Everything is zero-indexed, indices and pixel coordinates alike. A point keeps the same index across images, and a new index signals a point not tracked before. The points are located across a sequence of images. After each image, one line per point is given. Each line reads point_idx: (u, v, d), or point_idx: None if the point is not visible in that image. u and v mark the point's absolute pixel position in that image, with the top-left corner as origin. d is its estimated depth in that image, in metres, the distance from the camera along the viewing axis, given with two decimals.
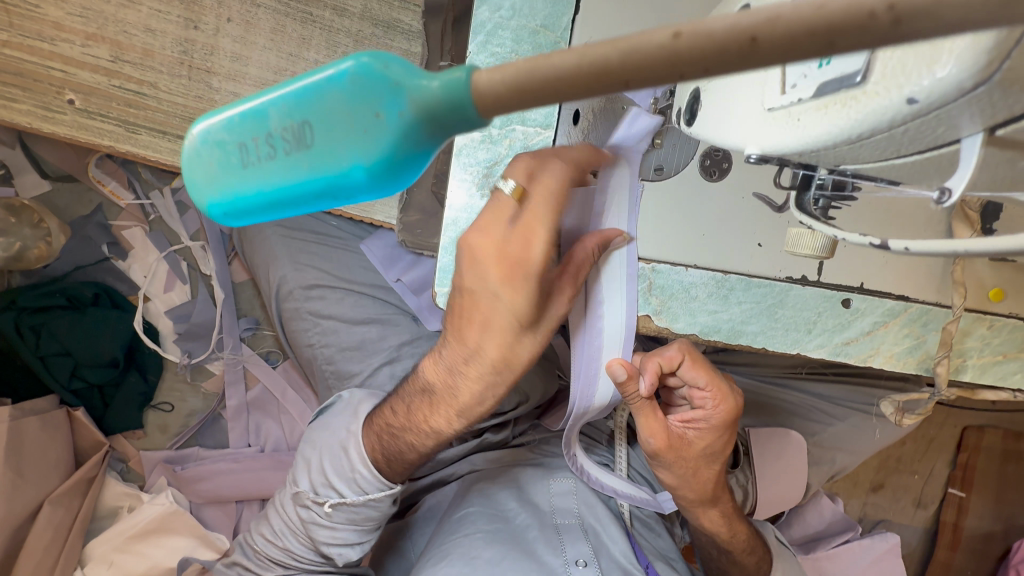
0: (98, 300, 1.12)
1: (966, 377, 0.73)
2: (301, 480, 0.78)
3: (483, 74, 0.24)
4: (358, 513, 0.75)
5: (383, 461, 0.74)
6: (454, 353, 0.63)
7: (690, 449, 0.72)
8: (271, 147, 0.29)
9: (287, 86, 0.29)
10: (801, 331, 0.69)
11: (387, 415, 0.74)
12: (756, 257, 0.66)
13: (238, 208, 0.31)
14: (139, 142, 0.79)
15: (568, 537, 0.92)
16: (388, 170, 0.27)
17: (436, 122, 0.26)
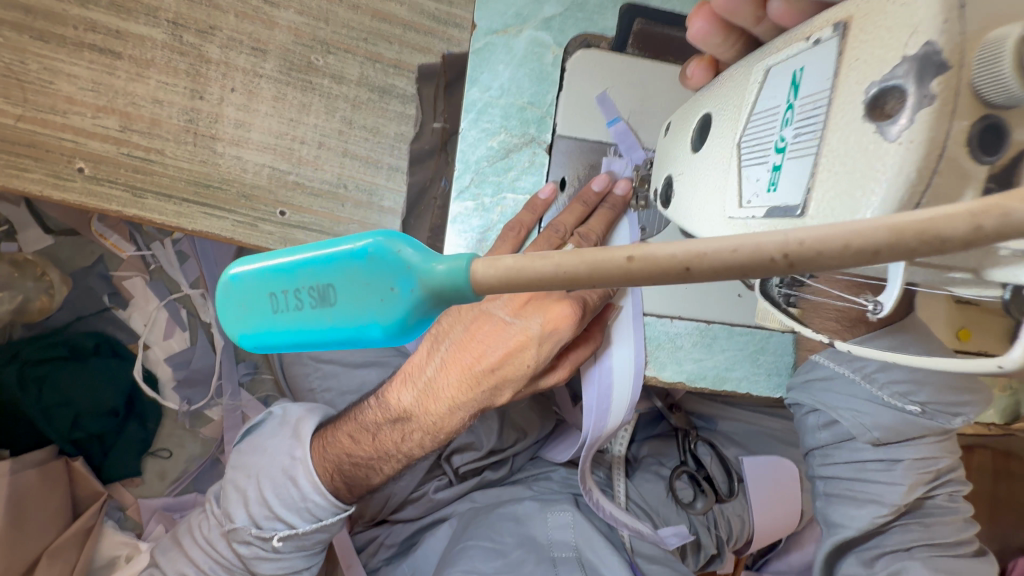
0: (98, 350, 1.14)
1: None
2: (238, 515, 0.77)
3: (479, 266, 0.29)
4: (308, 540, 0.78)
5: (341, 486, 0.76)
6: (457, 349, 0.62)
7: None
8: (297, 301, 0.32)
9: (312, 250, 0.33)
10: (783, 375, 0.72)
11: (347, 444, 0.74)
12: (737, 308, 0.70)
13: (266, 342, 0.34)
14: (145, 206, 0.81)
15: (563, 570, 0.94)
16: (401, 331, 0.32)
17: (441, 300, 0.31)
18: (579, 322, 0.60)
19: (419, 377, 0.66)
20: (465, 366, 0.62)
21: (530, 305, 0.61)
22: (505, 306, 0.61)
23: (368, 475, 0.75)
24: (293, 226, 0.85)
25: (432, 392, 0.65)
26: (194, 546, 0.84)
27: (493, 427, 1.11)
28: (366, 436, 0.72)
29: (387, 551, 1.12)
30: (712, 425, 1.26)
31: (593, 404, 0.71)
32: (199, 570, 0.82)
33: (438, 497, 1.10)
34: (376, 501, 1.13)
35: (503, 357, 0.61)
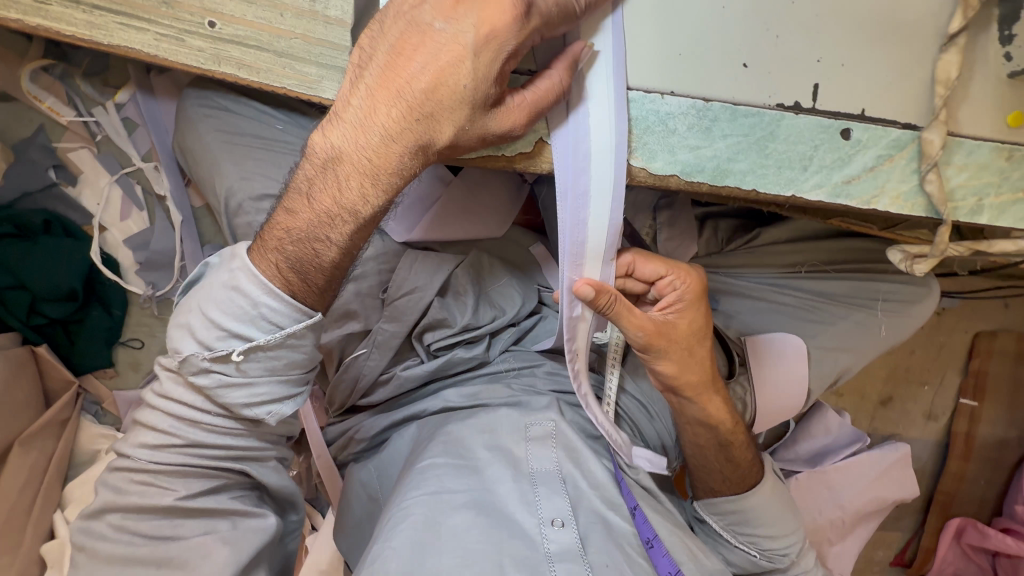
0: (49, 228, 1.06)
1: (983, 220, 0.65)
2: (184, 345, 0.60)
3: None
4: (278, 358, 0.61)
5: (296, 279, 0.59)
6: (385, 68, 0.53)
7: (679, 330, 0.73)
8: None
9: None
10: (796, 169, 0.61)
11: (286, 218, 0.59)
12: (743, 81, 0.58)
13: None
14: (51, 14, 0.70)
15: (544, 490, 0.80)
16: None
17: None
18: (524, 26, 0.50)
19: (346, 113, 0.56)
20: (395, 88, 0.53)
21: (464, 7, 0.51)
22: (434, 10, 0.52)
23: (317, 253, 0.59)
24: (226, 40, 0.74)
25: (362, 126, 0.55)
26: (153, 409, 0.67)
27: (468, 303, 0.97)
28: (302, 199, 0.58)
29: (359, 446, 1.02)
30: (713, 303, 1.11)
31: (569, 183, 0.58)
32: (165, 429, 0.66)
33: (407, 376, 0.98)
34: (343, 387, 1.01)
35: (437, 76, 0.52)
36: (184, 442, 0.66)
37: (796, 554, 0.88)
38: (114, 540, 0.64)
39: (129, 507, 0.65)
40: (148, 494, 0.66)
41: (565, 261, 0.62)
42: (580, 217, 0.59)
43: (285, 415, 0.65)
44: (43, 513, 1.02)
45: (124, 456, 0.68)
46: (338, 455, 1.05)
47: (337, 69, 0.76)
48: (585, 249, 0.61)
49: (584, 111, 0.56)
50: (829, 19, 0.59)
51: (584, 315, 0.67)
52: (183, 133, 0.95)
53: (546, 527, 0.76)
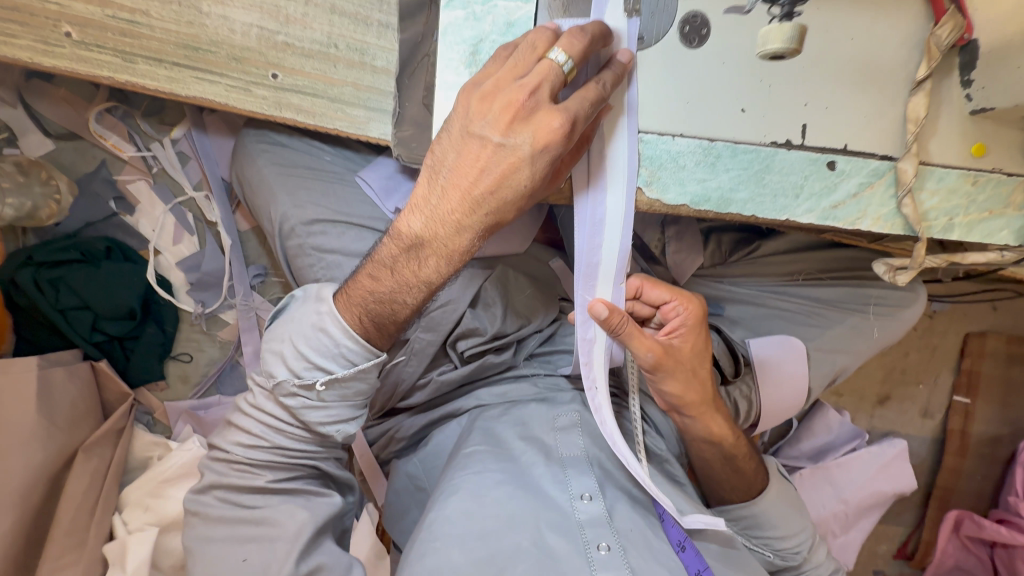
0: (110, 253, 1.16)
1: (955, 236, 0.75)
2: (277, 370, 0.71)
3: None
4: (350, 387, 0.72)
5: (372, 327, 0.69)
6: (454, 170, 0.61)
7: (683, 352, 0.83)
8: None
9: None
10: (790, 196, 0.71)
11: (368, 282, 0.68)
12: (741, 124, 0.68)
13: None
14: (137, 71, 0.81)
15: (573, 470, 0.88)
16: None
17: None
18: (570, 139, 0.58)
19: (426, 202, 0.64)
20: (464, 191, 0.61)
21: (518, 125, 0.58)
22: (492, 126, 0.58)
23: (394, 311, 0.68)
24: (286, 89, 0.84)
25: (437, 218, 0.63)
26: (244, 413, 0.77)
27: (497, 313, 1.07)
28: (385, 269, 0.67)
29: (399, 445, 1.10)
30: (718, 310, 1.20)
31: (587, 213, 0.68)
32: (255, 433, 0.75)
33: (443, 381, 1.07)
34: (384, 391, 1.08)
35: (499, 180, 0.60)
36: (272, 444, 0.75)
37: (807, 551, 0.96)
38: (220, 508, 0.74)
39: (230, 486, 0.74)
40: (243, 476, 0.75)
41: (579, 278, 0.71)
42: (595, 241, 0.69)
43: (349, 432, 0.75)
44: (104, 518, 1.12)
45: (219, 449, 0.77)
46: (379, 454, 1.14)
47: (383, 112, 0.87)
48: (597, 269, 0.70)
49: (603, 186, 0.68)
50: (813, 68, 0.68)
51: (597, 337, 0.74)
52: (241, 166, 1.06)
53: (577, 502, 0.84)
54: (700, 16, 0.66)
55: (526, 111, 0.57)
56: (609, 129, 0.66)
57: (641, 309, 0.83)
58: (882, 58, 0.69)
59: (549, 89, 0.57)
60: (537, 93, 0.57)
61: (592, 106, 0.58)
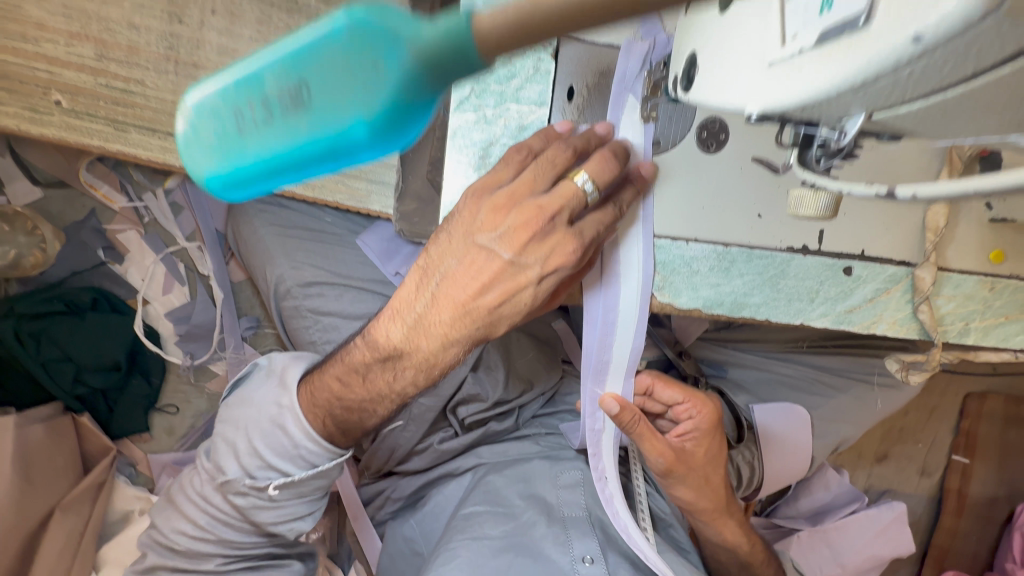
0: (96, 305, 1.12)
1: (969, 340, 0.74)
2: (229, 467, 0.76)
3: (484, 15, 0.23)
4: (305, 486, 0.77)
5: (335, 430, 0.74)
6: (447, 282, 0.60)
7: (696, 457, 0.81)
8: (268, 112, 0.28)
9: (281, 45, 0.28)
10: (804, 301, 0.69)
11: (337, 386, 0.71)
12: (758, 229, 0.66)
13: (238, 177, 0.32)
14: (130, 141, 0.78)
15: (576, 532, 0.86)
16: (392, 124, 0.27)
17: (441, 71, 0.25)
18: (580, 263, 0.59)
19: (410, 313, 0.63)
20: (458, 303, 0.60)
21: (530, 245, 0.57)
22: (503, 243, 0.57)
23: (362, 419, 0.72)
24: None
25: (423, 328, 0.62)
26: (190, 502, 0.81)
27: (500, 377, 1.04)
28: (357, 378, 0.69)
29: (395, 505, 1.08)
30: (721, 372, 1.19)
31: (599, 316, 0.66)
32: (201, 524, 0.79)
33: (444, 449, 1.04)
34: (381, 454, 1.06)
35: (502, 297, 0.60)
36: (218, 537, 0.80)
37: None
38: None
39: (175, 567, 0.80)
40: (192, 558, 0.81)
41: (589, 374, 0.70)
42: (607, 340, 0.67)
43: (302, 529, 0.82)
44: None
45: (162, 532, 0.83)
46: (376, 514, 1.11)
47: (384, 183, 0.85)
48: (608, 365, 0.69)
49: (615, 285, 0.66)
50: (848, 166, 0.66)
51: (605, 428, 0.76)
52: (237, 221, 1.02)
53: (578, 566, 0.83)
54: (718, 121, 0.63)
55: (540, 228, 0.56)
56: (619, 238, 0.64)
57: (653, 406, 0.82)
58: (899, 161, 0.67)
59: (568, 214, 0.56)
60: (557, 218, 0.55)
61: (604, 227, 0.58)
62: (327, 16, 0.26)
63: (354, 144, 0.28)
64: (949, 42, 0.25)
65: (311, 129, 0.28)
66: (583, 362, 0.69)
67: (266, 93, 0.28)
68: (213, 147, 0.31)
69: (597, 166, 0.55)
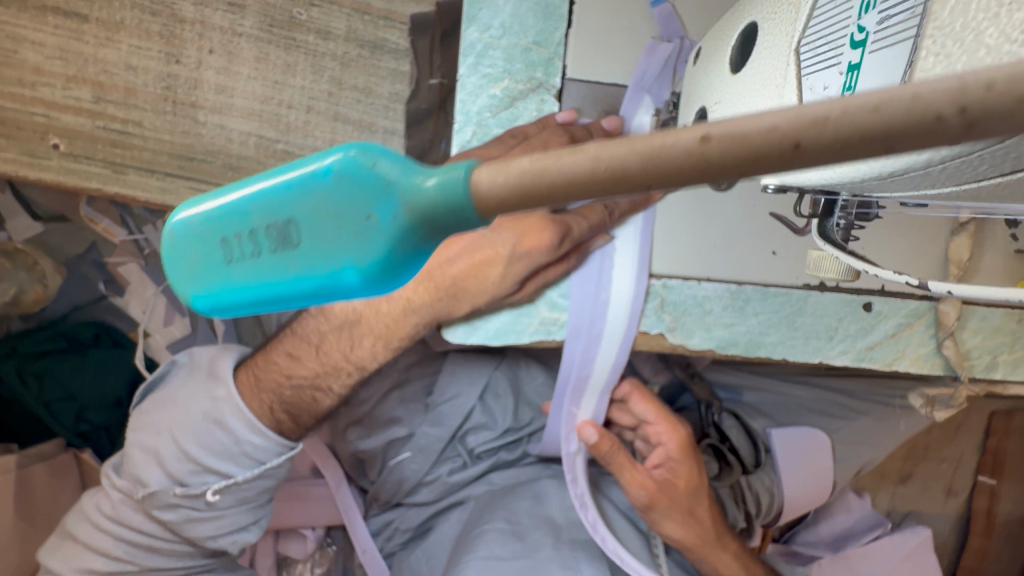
0: (98, 340, 1.11)
1: (998, 374, 0.70)
2: (153, 480, 0.73)
3: (483, 174, 0.23)
4: (249, 489, 0.77)
5: (285, 418, 0.76)
6: (417, 253, 0.65)
7: (677, 488, 0.78)
8: (254, 245, 0.28)
9: (268, 181, 0.28)
10: (823, 339, 0.66)
11: (285, 364, 0.75)
12: (773, 267, 0.63)
13: (223, 302, 0.30)
14: (127, 182, 0.76)
15: (584, 555, 0.85)
16: (384, 272, 0.27)
17: (434, 222, 0.25)
18: (555, 252, 0.60)
19: None
20: (424, 273, 0.65)
21: (505, 224, 0.61)
22: (481, 217, 0.61)
23: (314, 399, 0.77)
24: None
25: (385, 293, 0.69)
26: (102, 531, 0.77)
27: (509, 406, 0.99)
28: (308, 349, 0.75)
29: (404, 536, 1.04)
30: (737, 396, 1.14)
31: (582, 325, 0.64)
32: (124, 551, 0.77)
33: (454, 480, 1.01)
34: (388, 487, 1.03)
35: (466, 271, 0.63)
36: (142, 566, 0.78)
37: None
38: None
39: None
40: None
41: (568, 387, 0.69)
42: (589, 353, 0.65)
43: (246, 540, 0.81)
44: None
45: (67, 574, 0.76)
46: (385, 546, 1.06)
47: None
48: (590, 379, 0.68)
49: (607, 284, 0.62)
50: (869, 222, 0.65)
51: (580, 450, 0.76)
52: None
53: None
54: None
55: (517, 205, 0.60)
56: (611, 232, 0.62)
57: (624, 421, 0.78)
58: None
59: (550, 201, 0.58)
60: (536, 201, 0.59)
61: (589, 225, 0.59)
62: (319, 158, 0.27)
63: (347, 288, 0.27)
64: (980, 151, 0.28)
65: (299, 267, 0.28)
66: (563, 375, 0.68)
67: (254, 228, 0.28)
68: (199, 271, 0.30)
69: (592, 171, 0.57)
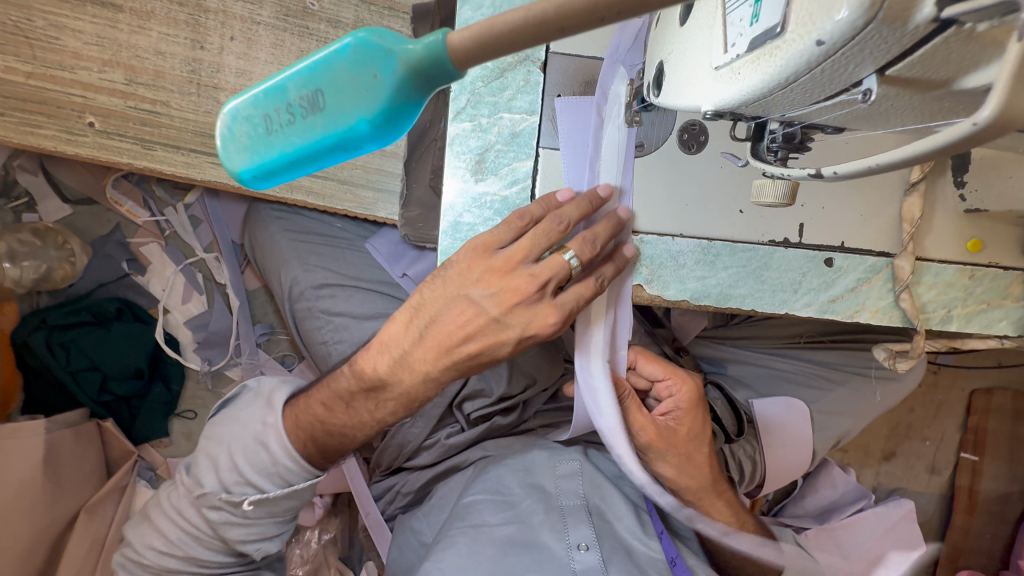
0: (121, 314, 1.18)
1: (953, 327, 0.76)
2: (206, 481, 0.81)
3: (455, 36, 0.31)
4: (279, 505, 0.83)
5: (314, 451, 0.81)
6: (436, 325, 0.67)
7: (678, 435, 0.83)
8: (290, 115, 0.35)
9: (298, 62, 0.35)
10: (788, 292, 0.72)
11: (320, 411, 0.79)
12: (739, 224, 0.70)
13: (265, 172, 0.38)
14: (155, 158, 0.84)
15: (572, 519, 0.90)
16: (387, 120, 0.34)
17: (423, 76, 0.33)
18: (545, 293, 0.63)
19: (390, 345, 0.71)
20: (441, 346, 0.67)
21: (517, 308, 0.63)
22: (493, 300, 0.63)
23: (344, 441, 0.80)
24: None
25: (407, 364, 0.70)
26: (162, 517, 0.85)
27: (503, 374, 1.05)
28: (341, 404, 0.78)
29: (404, 499, 1.10)
30: (721, 369, 1.22)
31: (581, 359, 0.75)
32: (171, 541, 0.83)
33: (452, 443, 1.07)
34: (390, 451, 1.10)
35: (481, 347, 0.66)
36: (184, 555, 0.83)
37: None
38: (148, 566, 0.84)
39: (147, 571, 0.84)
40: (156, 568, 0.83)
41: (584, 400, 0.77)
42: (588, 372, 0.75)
43: (269, 549, 0.87)
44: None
45: (133, 551, 0.86)
46: (386, 510, 1.13)
47: (389, 194, 0.95)
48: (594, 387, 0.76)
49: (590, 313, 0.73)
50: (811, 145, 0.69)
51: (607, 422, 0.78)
52: (254, 230, 1.09)
53: (574, 552, 0.87)
54: (698, 125, 0.68)
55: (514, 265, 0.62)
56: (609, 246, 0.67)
57: (638, 381, 0.84)
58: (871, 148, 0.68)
59: (555, 283, 0.62)
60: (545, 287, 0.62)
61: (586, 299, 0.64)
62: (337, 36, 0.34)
63: (359, 137, 0.35)
64: (840, 46, 0.34)
65: (326, 127, 0.35)
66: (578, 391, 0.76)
67: (290, 101, 0.35)
68: (244, 146, 0.37)
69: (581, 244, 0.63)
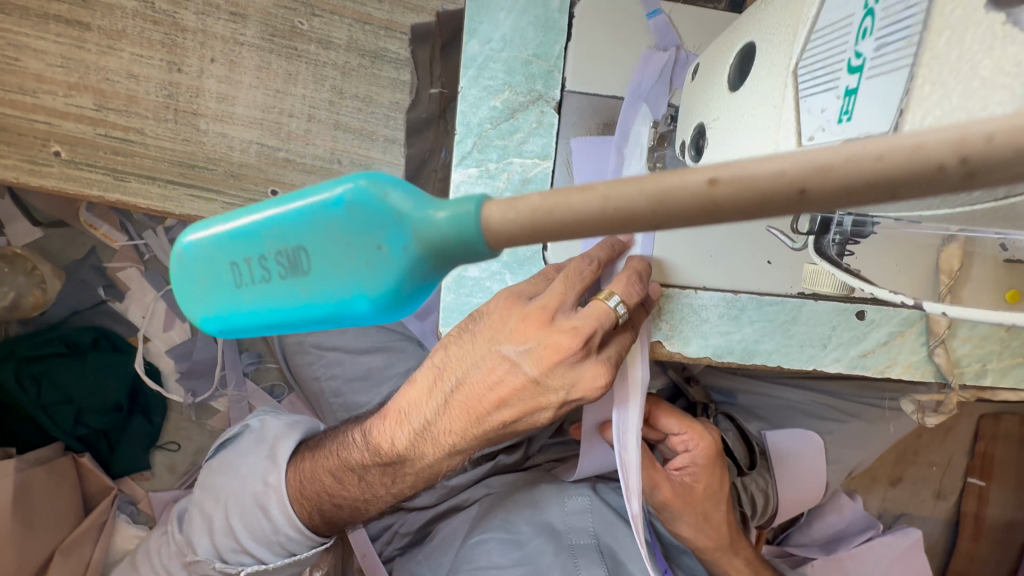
0: (97, 345, 1.11)
1: (987, 382, 0.71)
2: (202, 545, 0.80)
3: (495, 210, 0.26)
4: (277, 573, 0.81)
5: (318, 520, 0.77)
6: (462, 389, 0.59)
7: (695, 493, 0.78)
8: (266, 271, 0.31)
9: (280, 210, 0.31)
10: (817, 347, 0.67)
11: (331, 481, 0.73)
12: (768, 275, 0.65)
13: (234, 321, 0.34)
14: (129, 190, 0.76)
15: (583, 561, 0.87)
16: (390, 300, 0.30)
17: (442, 254, 0.29)
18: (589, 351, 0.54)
19: (408, 414, 0.64)
20: (467, 414, 0.59)
21: (556, 370, 0.54)
22: (529, 361, 0.54)
23: (361, 510, 0.75)
24: None
25: (429, 434, 0.63)
26: (158, 570, 0.86)
27: None
28: (352, 475, 0.72)
29: (403, 539, 1.05)
30: (731, 400, 1.16)
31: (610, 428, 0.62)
32: None
33: (451, 484, 1.01)
34: None
35: (516, 414, 0.59)
36: None
37: None
38: None
39: None
40: None
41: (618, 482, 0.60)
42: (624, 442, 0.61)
43: None
44: None
45: None
46: (383, 550, 1.06)
47: None
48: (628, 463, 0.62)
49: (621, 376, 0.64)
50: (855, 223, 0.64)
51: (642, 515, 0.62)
52: None
53: None
54: None
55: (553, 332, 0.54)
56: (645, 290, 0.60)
57: (653, 433, 0.79)
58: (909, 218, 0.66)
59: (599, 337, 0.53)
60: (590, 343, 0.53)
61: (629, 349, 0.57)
62: (331, 189, 0.30)
63: (354, 312, 0.31)
64: None
65: (308, 292, 0.31)
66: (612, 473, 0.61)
67: (266, 253, 0.31)
68: (211, 292, 0.33)
69: (625, 285, 0.55)
